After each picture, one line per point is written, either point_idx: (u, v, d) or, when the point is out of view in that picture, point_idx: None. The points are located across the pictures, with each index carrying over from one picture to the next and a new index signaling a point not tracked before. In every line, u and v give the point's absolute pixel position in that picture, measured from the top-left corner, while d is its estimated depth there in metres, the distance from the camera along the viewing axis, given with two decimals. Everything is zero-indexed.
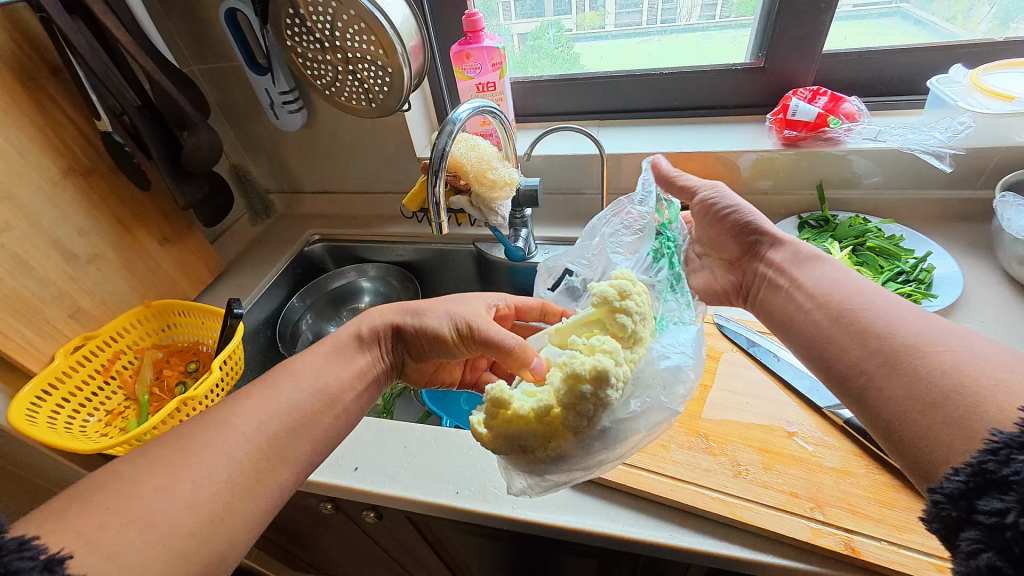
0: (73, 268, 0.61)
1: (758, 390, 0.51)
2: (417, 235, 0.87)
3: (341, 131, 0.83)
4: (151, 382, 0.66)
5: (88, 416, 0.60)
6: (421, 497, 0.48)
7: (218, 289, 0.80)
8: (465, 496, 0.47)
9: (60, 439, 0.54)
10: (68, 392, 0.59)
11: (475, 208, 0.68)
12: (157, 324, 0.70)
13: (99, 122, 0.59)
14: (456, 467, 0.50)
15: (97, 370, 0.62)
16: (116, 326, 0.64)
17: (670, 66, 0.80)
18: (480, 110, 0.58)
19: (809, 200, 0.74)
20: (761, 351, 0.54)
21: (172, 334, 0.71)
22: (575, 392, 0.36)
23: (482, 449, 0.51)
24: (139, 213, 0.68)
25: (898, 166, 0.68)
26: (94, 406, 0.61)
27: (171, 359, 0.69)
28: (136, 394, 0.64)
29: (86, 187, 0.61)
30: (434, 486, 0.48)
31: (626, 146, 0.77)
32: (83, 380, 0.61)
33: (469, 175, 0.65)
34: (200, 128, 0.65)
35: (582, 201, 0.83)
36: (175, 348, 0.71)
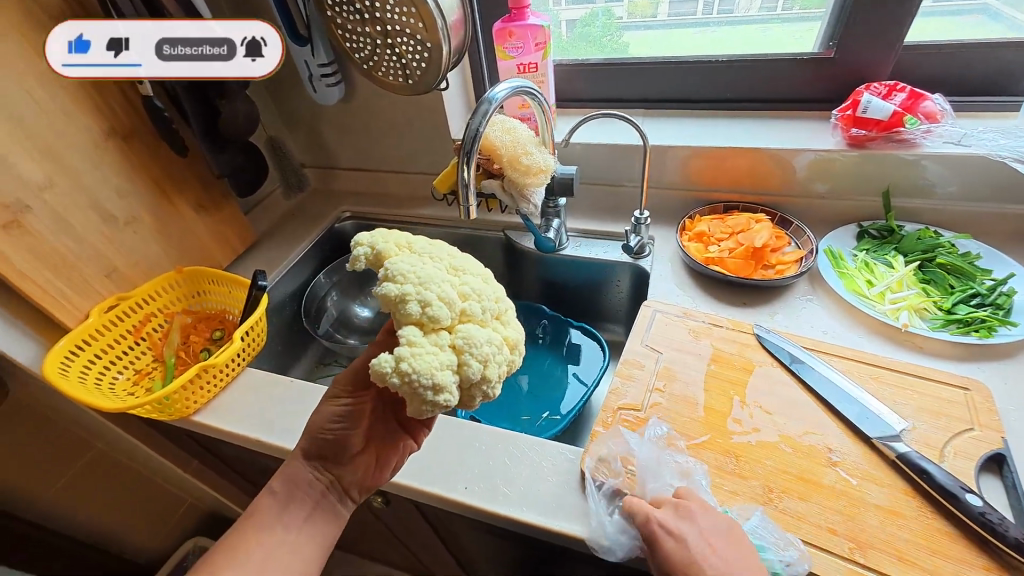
0: (112, 229, 0.62)
1: (796, 410, 0.47)
2: (447, 219, 0.86)
3: (378, 108, 0.81)
4: (178, 346, 0.67)
5: (118, 374, 0.62)
6: (430, 489, 0.46)
7: (249, 259, 0.81)
8: (474, 492, 0.46)
9: (87, 395, 0.55)
10: (99, 350, 0.60)
11: (507, 194, 0.66)
12: (187, 290, 0.71)
13: (141, 86, 0.60)
14: (468, 461, 0.48)
15: (128, 330, 0.64)
16: (149, 288, 0.66)
17: (727, 54, 0.74)
18: (517, 89, 0.55)
19: (873, 208, 0.67)
20: (805, 369, 0.49)
21: (201, 301, 0.72)
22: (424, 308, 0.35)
23: (494, 444, 0.49)
24: (177, 179, 0.69)
25: (981, 175, 0.61)
26: (123, 364, 0.63)
27: (199, 325, 0.70)
28: (164, 357, 0.66)
29: (127, 151, 0.62)
30: (443, 480, 0.47)
31: (671, 138, 0.73)
32: (115, 339, 0.62)
33: (502, 159, 0.62)
34: (237, 97, 0.65)
35: (620, 195, 0.79)
36: (203, 314, 0.72)
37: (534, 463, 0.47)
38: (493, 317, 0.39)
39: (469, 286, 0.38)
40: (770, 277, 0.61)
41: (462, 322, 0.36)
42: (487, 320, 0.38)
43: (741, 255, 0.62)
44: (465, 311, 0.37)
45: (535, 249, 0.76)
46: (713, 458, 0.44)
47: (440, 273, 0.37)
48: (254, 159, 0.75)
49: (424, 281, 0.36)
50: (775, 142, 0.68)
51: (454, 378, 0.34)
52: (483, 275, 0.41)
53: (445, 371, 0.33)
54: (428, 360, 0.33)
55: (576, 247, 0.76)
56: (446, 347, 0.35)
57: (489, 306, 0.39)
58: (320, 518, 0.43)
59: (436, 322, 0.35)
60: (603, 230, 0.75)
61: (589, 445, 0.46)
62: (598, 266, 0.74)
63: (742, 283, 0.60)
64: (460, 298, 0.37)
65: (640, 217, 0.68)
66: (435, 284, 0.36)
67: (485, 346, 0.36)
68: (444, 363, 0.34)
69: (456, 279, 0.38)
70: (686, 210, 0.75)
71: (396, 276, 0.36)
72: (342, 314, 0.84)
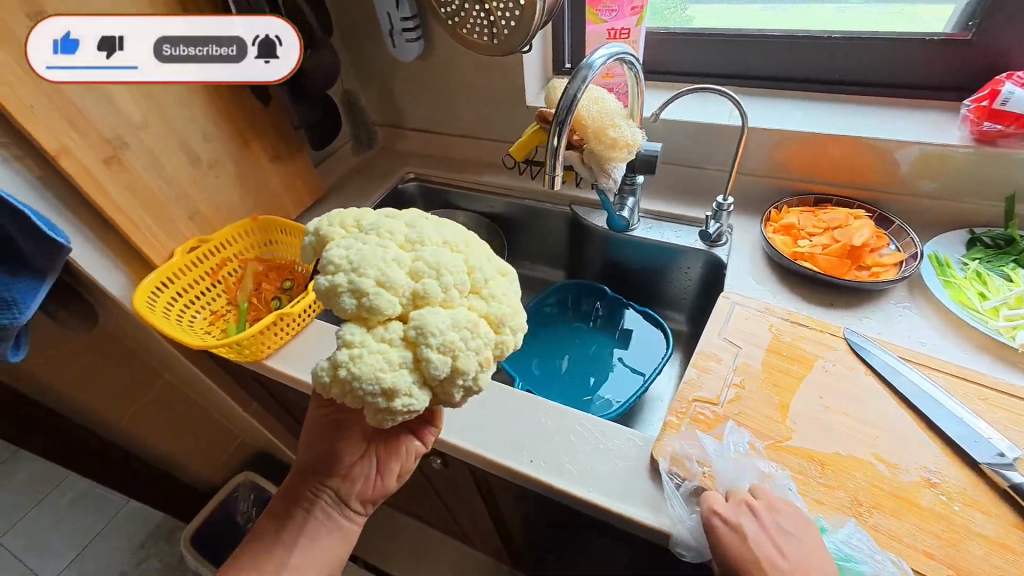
0: (197, 172, 0.64)
1: (895, 424, 0.43)
2: (512, 188, 0.84)
3: (455, 68, 0.79)
4: (250, 293, 0.69)
5: (196, 313, 0.64)
6: (494, 457, 0.47)
7: (317, 212, 0.82)
8: (538, 465, 0.45)
9: (171, 329, 0.58)
10: (182, 288, 0.63)
11: (586, 166, 0.63)
12: (260, 239, 0.72)
13: None
14: (533, 434, 0.48)
15: (206, 272, 0.66)
16: (227, 233, 0.68)
17: (838, 29, 0.68)
18: (618, 55, 0.51)
19: (989, 213, 0.61)
20: (905, 381, 0.46)
21: (273, 251, 0.74)
22: (358, 301, 0.34)
23: (560, 421, 0.49)
24: (258, 127, 0.70)
25: None
26: (201, 304, 0.65)
27: (270, 275, 0.72)
28: (238, 301, 0.68)
29: (215, 95, 0.63)
30: (507, 449, 0.47)
31: (765, 120, 0.68)
32: (195, 279, 0.65)
33: (586, 130, 0.59)
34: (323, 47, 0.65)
35: (699, 177, 0.74)
36: (274, 263, 0.73)
37: (602, 446, 0.46)
38: (463, 299, 0.37)
39: (422, 268, 0.36)
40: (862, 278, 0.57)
41: (417, 309, 0.35)
42: (454, 304, 0.37)
43: (836, 253, 0.58)
44: (414, 295, 0.35)
45: (606, 227, 0.74)
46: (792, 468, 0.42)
47: (382, 252, 0.35)
48: (331, 113, 0.75)
49: (367, 270, 0.34)
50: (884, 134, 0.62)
51: (406, 372, 0.34)
52: (447, 249, 0.38)
53: (395, 371, 0.33)
54: (371, 362, 0.33)
55: (647, 229, 0.73)
56: (395, 340, 0.34)
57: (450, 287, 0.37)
58: (318, 527, 0.48)
59: (378, 313, 0.34)
60: (677, 213, 0.72)
61: (660, 437, 0.45)
62: (668, 251, 0.71)
63: (833, 282, 0.56)
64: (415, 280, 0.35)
65: (723, 203, 0.64)
66: (375, 268, 0.34)
67: (444, 332, 0.34)
68: (394, 363, 0.34)
69: (407, 258, 0.36)
70: (770, 199, 0.71)
71: (330, 266, 0.35)
72: None
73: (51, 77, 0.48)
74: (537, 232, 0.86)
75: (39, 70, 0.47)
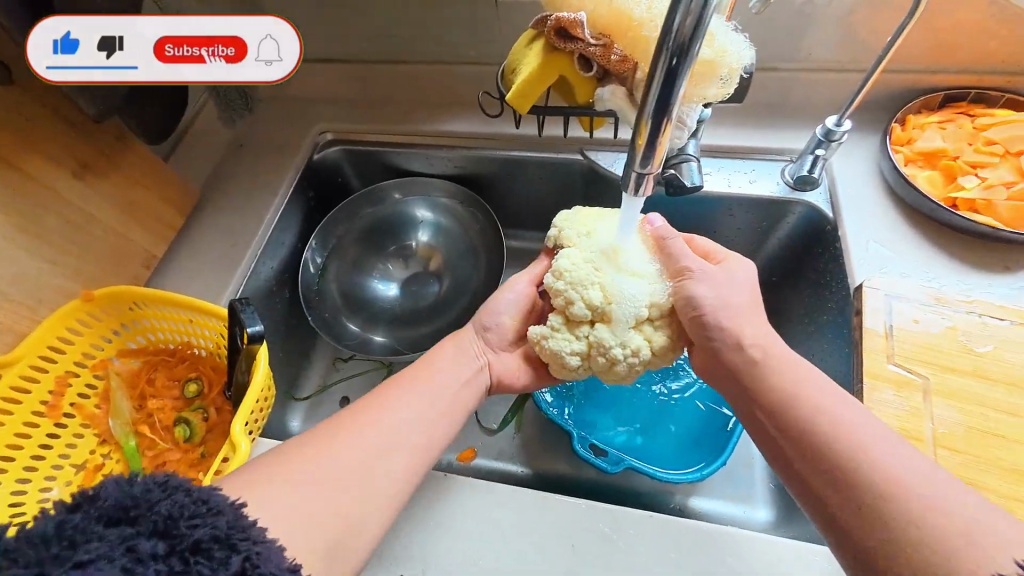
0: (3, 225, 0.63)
1: (937, 302, 0.63)
2: (473, 141, 0.95)
3: (524, 169, 0.94)
4: (130, 417, 0.69)
5: (50, 488, 0.63)
6: (745, 193, 0.80)
7: (190, 230, 0.89)
8: (753, 184, 0.81)
9: None
10: (21, 440, 0.63)
11: (915, 186, 0.70)
12: (112, 317, 0.71)
13: (681, 48, 0.38)
14: (761, 172, 0.81)
15: (41, 412, 0.65)
16: (45, 341, 0.65)
17: (767, 90, 0.84)
18: (944, 210, 0.67)
19: (830, 80, 0.81)
20: (923, 297, 0.64)
21: (145, 334, 0.74)
22: (565, 301, 0.61)
23: (756, 186, 0.80)
24: (59, 110, 0.68)
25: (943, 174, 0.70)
26: (49, 471, 0.63)
27: (161, 368, 0.73)
28: (117, 438, 0.68)
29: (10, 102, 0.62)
30: (745, 188, 0.81)
31: (762, 143, 0.83)
32: (23, 430, 0.63)
33: (953, 161, 0.69)
34: (660, 52, 0.39)
35: (782, 89, 0.83)
36: (153, 347, 0.74)
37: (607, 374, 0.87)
38: (642, 325, 0.61)
39: (620, 287, 0.60)
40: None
41: (598, 322, 0.61)
42: (614, 324, 0.60)
43: (932, 161, 0.71)
44: (606, 305, 0.60)
45: (791, 184, 0.78)
46: (920, 340, 0.61)
47: (586, 273, 0.61)
48: (244, 215, 0.90)
49: (588, 281, 0.61)
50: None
51: (609, 349, 0.60)
52: (640, 276, 0.61)
53: (568, 354, 0.62)
54: (560, 344, 0.62)
55: (730, 164, 0.83)
56: (580, 336, 0.62)
57: (633, 316, 0.60)
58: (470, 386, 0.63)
59: (579, 318, 0.61)
60: (742, 150, 0.83)
61: (788, 167, 0.79)
62: (727, 198, 0.82)
63: (1014, 234, 0.64)
64: (599, 308, 0.60)
65: (831, 132, 0.72)
66: (582, 283, 0.61)
67: (608, 338, 0.60)
68: (575, 346, 0.61)
69: (601, 267, 0.61)
70: (773, 112, 0.85)
71: (562, 262, 0.63)
72: (353, 270, 0.98)
73: (52, 75, 0.63)
74: (518, 179, 0.97)
75: (42, 70, 0.62)
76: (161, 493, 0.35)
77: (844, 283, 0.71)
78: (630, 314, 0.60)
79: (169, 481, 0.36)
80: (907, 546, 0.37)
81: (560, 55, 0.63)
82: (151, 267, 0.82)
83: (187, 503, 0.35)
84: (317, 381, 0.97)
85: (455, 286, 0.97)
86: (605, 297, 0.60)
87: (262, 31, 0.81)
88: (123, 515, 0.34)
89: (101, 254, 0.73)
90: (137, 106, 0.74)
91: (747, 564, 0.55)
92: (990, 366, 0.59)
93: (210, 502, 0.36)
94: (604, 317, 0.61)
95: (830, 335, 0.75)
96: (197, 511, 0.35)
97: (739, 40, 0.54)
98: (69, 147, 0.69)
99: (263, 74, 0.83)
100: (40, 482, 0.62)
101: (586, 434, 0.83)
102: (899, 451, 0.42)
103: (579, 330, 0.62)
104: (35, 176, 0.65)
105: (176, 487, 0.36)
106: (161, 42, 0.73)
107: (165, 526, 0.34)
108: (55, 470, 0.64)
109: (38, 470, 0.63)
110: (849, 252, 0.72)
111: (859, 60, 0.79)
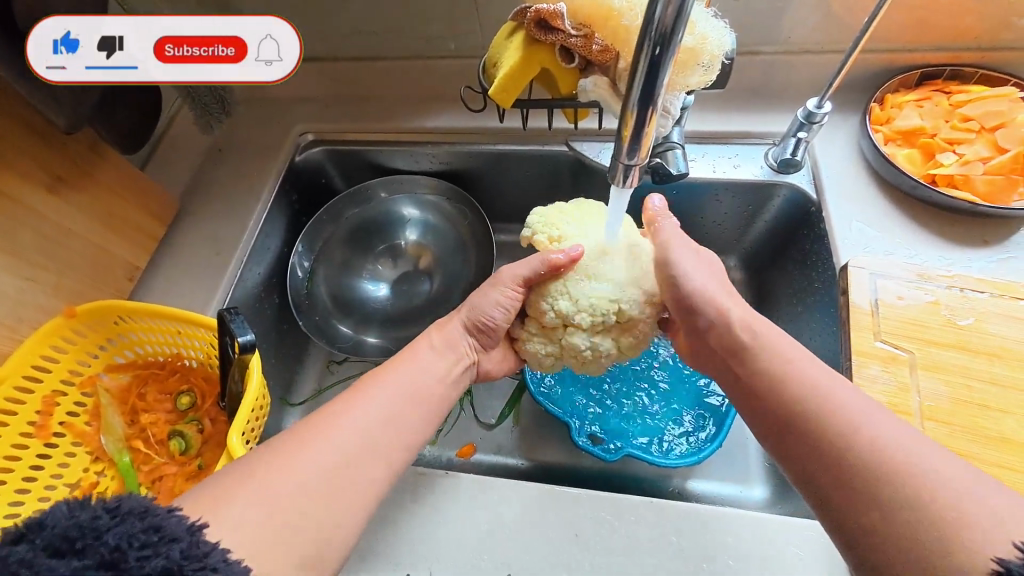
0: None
1: (920, 277, 0.65)
2: (457, 136, 0.94)
3: (510, 162, 0.94)
4: (123, 433, 0.68)
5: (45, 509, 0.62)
6: (730, 178, 0.81)
7: (172, 239, 0.87)
8: (737, 169, 0.81)
9: None
10: (11, 462, 0.61)
11: (895, 164, 0.71)
12: (98, 332, 0.70)
13: (663, 37, 0.37)
14: (745, 156, 0.82)
15: (30, 433, 0.63)
16: (29, 360, 0.64)
17: (747, 74, 0.84)
18: (923, 187, 0.69)
19: (808, 62, 0.82)
20: (907, 273, 0.65)
21: (133, 349, 0.73)
22: (537, 306, 0.64)
23: (740, 171, 0.81)
24: (27, 122, 0.65)
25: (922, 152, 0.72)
26: (42, 492, 0.62)
27: (151, 382, 0.72)
28: (111, 455, 0.67)
29: None
30: (729, 173, 0.81)
31: (744, 128, 0.83)
32: (13, 452, 0.62)
33: (930, 138, 0.71)
34: (643, 42, 0.39)
35: (762, 73, 0.84)
36: (143, 361, 0.73)
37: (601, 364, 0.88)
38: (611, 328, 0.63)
39: (589, 295, 0.61)
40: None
41: (569, 328, 0.63)
42: (583, 331, 0.62)
43: (910, 139, 0.72)
44: (576, 314, 0.61)
45: (774, 167, 0.79)
46: (905, 316, 0.62)
47: (559, 282, 0.62)
48: (228, 222, 0.89)
49: (562, 289, 0.62)
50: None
51: (577, 352, 0.63)
52: (610, 283, 0.61)
53: (540, 352, 0.66)
54: (534, 345, 0.66)
55: (715, 149, 0.83)
56: (553, 338, 0.65)
57: (603, 321, 0.62)
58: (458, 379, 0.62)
59: (551, 324, 0.63)
60: (725, 135, 0.83)
61: (771, 150, 0.80)
62: (713, 184, 0.82)
63: (990, 208, 0.66)
64: (568, 317, 0.62)
65: (812, 113, 0.72)
66: (553, 292, 0.62)
67: (579, 343, 0.63)
68: (549, 348, 0.65)
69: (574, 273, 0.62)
70: (754, 96, 0.86)
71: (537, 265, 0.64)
72: (342, 272, 0.97)
73: (49, 75, 0.62)
74: (505, 173, 0.97)
75: (40, 70, 0.61)
76: (110, 520, 0.32)
77: (830, 263, 0.73)
78: (600, 320, 0.61)
79: (120, 507, 0.33)
80: (896, 531, 0.38)
81: (542, 47, 0.62)
82: (134, 279, 0.80)
83: (138, 532, 0.32)
84: (312, 386, 0.96)
85: (447, 283, 0.96)
86: (576, 306, 0.61)
87: (264, 30, 0.79)
88: (69, 546, 0.31)
89: (82, 269, 0.71)
90: (108, 113, 0.72)
91: (745, 542, 0.57)
92: (972, 338, 0.60)
93: (163, 530, 0.33)
94: (574, 325, 0.62)
95: (818, 314, 0.77)
96: (149, 542, 0.32)
97: (719, 25, 0.54)
98: (41, 160, 0.67)
99: (261, 74, 0.81)
100: (34, 504, 0.61)
101: (583, 424, 0.83)
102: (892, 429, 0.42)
103: (549, 332, 0.65)
104: (7, 192, 0.63)
105: (129, 513, 0.33)
106: (161, 42, 0.74)
107: (112, 559, 0.31)
108: (48, 491, 0.63)
109: (31, 491, 0.61)
110: (833, 232, 0.73)
111: (838, 41, 0.79)
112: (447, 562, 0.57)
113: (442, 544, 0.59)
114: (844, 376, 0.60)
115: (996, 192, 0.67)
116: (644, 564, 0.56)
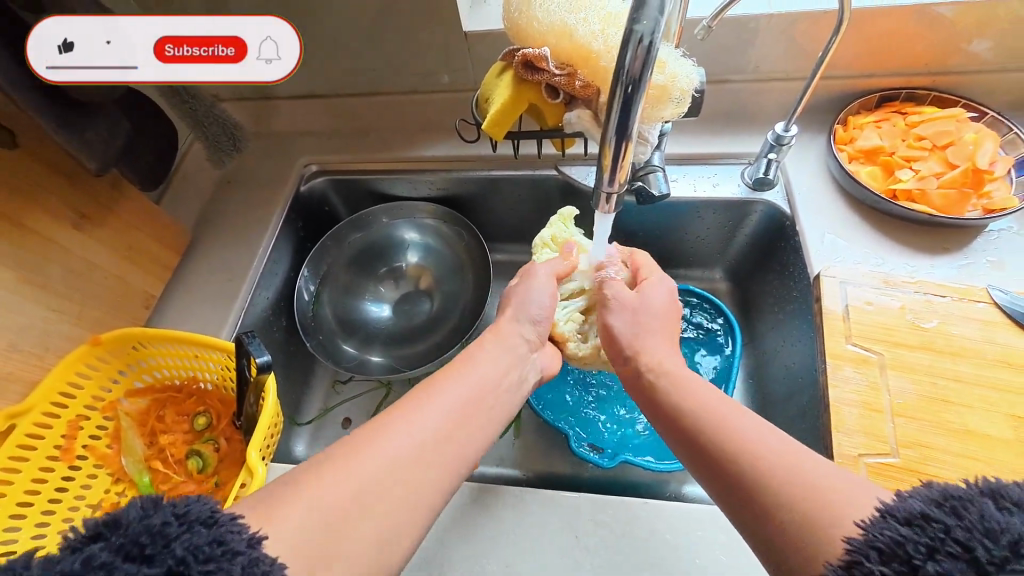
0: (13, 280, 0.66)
1: (886, 285, 0.70)
2: (453, 163, 1.00)
3: (504, 186, 1.00)
4: (141, 454, 0.72)
5: (69, 530, 0.64)
6: (709, 196, 0.86)
7: (186, 267, 0.92)
8: (716, 188, 0.87)
9: None
10: (38, 484, 0.65)
11: (859, 181, 0.77)
12: (117, 358, 0.74)
13: (631, 80, 0.43)
14: (723, 175, 0.88)
15: (55, 456, 0.67)
16: (55, 387, 0.67)
17: (721, 100, 0.90)
18: (886, 201, 0.74)
19: (775, 89, 0.88)
20: (874, 282, 0.70)
21: (150, 374, 0.77)
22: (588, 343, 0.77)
23: (719, 189, 0.87)
24: (56, 165, 0.70)
25: (885, 169, 0.78)
26: (65, 513, 0.65)
27: (168, 405, 0.75)
28: (131, 475, 0.70)
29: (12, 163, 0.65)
30: (708, 191, 0.87)
31: (720, 150, 0.89)
32: (39, 475, 0.65)
33: (888, 156, 0.77)
34: (616, 85, 0.44)
35: (735, 99, 0.90)
36: (159, 385, 0.77)
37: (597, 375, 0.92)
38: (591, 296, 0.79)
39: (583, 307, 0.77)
40: (975, 211, 0.73)
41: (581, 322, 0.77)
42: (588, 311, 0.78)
43: (871, 158, 0.79)
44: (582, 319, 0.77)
45: (750, 185, 0.85)
46: (874, 320, 0.67)
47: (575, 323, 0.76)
48: (239, 250, 0.93)
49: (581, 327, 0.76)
50: (961, 22, 0.75)
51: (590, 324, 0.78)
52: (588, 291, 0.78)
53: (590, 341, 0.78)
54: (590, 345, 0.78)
55: (695, 170, 0.89)
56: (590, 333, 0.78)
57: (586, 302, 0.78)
58: None
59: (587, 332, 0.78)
60: (704, 157, 0.89)
61: (746, 170, 0.86)
62: (694, 202, 0.88)
63: (946, 220, 0.71)
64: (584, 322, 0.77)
65: (781, 136, 0.78)
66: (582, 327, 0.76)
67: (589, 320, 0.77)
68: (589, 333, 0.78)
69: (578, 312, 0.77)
70: (730, 120, 0.92)
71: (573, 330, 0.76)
72: (344, 295, 1.01)
73: (50, 76, 0.64)
74: (499, 196, 1.02)
75: (40, 71, 0.63)
76: (179, 527, 0.36)
77: (805, 273, 0.78)
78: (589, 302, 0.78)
79: (188, 514, 0.37)
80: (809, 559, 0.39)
81: (529, 85, 0.68)
82: (150, 307, 0.85)
83: (202, 544, 0.35)
84: (319, 405, 1.00)
85: (446, 303, 1.01)
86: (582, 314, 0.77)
87: (262, 30, 0.82)
88: (138, 553, 0.34)
89: (103, 298, 0.75)
90: (131, 156, 0.77)
91: (734, 536, 0.60)
92: (936, 339, 0.65)
93: (226, 544, 0.36)
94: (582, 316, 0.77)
95: (797, 321, 0.81)
96: (212, 554, 0.35)
97: (687, 62, 0.61)
98: (66, 197, 0.71)
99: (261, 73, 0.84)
100: (59, 525, 0.64)
101: (581, 433, 0.87)
102: (776, 436, 0.47)
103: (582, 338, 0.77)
104: (38, 231, 0.68)
105: (194, 521, 0.37)
106: (161, 42, 0.77)
107: (177, 569, 0.34)
108: (71, 512, 0.66)
109: (55, 513, 0.64)
110: (805, 245, 0.78)
111: (802, 68, 0.86)
112: (454, 565, 0.61)
113: (449, 547, 0.62)
114: (820, 378, 0.65)
115: (950, 205, 0.73)
116: (641, 561, 0.60)
